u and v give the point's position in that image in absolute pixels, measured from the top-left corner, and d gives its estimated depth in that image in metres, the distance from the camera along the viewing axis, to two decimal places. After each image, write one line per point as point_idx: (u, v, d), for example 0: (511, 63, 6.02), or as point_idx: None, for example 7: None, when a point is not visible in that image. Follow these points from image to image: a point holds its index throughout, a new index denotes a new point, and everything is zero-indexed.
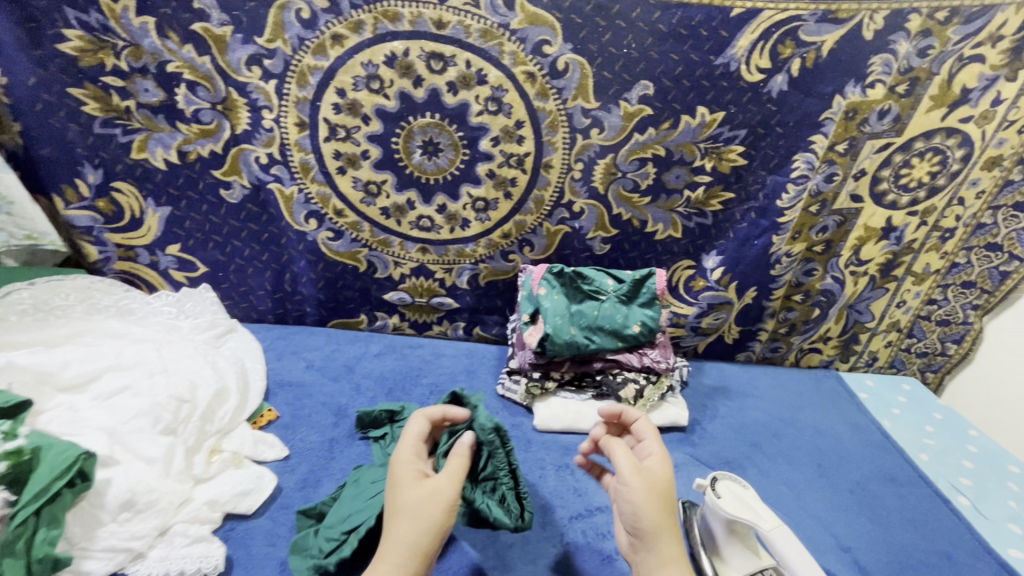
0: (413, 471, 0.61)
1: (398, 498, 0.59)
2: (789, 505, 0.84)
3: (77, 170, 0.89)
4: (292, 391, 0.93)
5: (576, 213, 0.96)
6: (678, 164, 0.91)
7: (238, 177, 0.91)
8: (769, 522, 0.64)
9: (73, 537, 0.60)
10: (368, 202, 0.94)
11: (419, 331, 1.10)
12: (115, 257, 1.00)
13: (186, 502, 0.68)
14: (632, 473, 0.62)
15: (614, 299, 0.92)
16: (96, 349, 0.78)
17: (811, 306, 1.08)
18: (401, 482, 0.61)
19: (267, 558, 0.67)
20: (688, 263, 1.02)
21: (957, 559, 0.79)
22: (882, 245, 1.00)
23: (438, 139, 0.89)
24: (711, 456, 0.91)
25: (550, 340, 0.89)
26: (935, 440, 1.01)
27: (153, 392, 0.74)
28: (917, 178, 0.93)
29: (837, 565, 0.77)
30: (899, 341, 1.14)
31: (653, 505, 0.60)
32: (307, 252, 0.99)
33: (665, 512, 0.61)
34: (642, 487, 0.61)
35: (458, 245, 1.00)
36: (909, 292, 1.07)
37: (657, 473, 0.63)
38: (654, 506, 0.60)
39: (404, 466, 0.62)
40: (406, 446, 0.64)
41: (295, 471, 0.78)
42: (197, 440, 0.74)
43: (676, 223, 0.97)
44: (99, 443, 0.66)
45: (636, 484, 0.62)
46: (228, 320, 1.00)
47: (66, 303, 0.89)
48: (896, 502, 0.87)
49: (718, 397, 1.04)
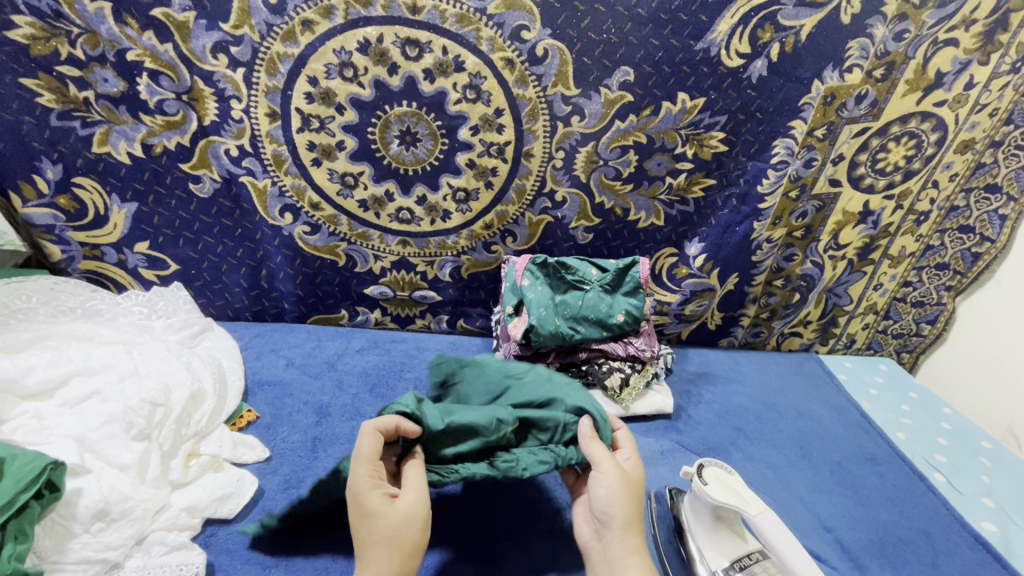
0: (376, 498, 0.57)
1: (370, 529, 0.56)
2: (773, 487, 0.86)
3: (34, 166, 0.85)
4: (272, 390, 0.91)
5: (558, 203, 0.95)
6: (660, 152, 0.90)
7: (207, 170, 0.88)
8: (755, 507, 0.65)
9: (43, 551, 0.57)
10: (345, 194, 0.92)
11: (402, 325, 1.09)
12: (80, 257, 0.96)
13: (163, 508, 0.66)
14: (613, 465, 0.64)
15: (598, 289, 0.92)
16: (62, 353, 0.75)
17: (791, 291, 1.09)
18: (368, 512, 0.56)
19: (251, 562, 0.65)
20: (671, 251, 1.02)
21: (934, 535, 0.82)
22: (860, 228, 1.01)
23: (415, 129, 0.86)
24: (696, 442, 0.92)
25: (535, 332, 0.88)
26: (911, 419, 1.03)
27: (124, 396, 0.71)
28: (893, 163, 0.94)
29: (821, 545, 0.78)
30: (876, 323, 1.16)
31: (628, 492, 0.64)
32: (283, 247, 0.97)
33: (634, 499, 0.64)
34: (619, 476, 0.64)
35: (439, 237, 0.98)
36: (885, 275, 1.09)
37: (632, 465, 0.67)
38: (631, 491, 0.64)
39: (367, 493, 0.57)
40: (358, 467, 0.58)
41: (277, 472, 0.76)
42: (174, 444, 0.71)
43: (659, 211, 0.97)
44: (68, 452, 0.64)
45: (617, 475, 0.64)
46: (202, 318, 0.96)
47: (28, 306, 0.84)
48: (875, 481, 0.89)
49: (702, 383, 1.05)
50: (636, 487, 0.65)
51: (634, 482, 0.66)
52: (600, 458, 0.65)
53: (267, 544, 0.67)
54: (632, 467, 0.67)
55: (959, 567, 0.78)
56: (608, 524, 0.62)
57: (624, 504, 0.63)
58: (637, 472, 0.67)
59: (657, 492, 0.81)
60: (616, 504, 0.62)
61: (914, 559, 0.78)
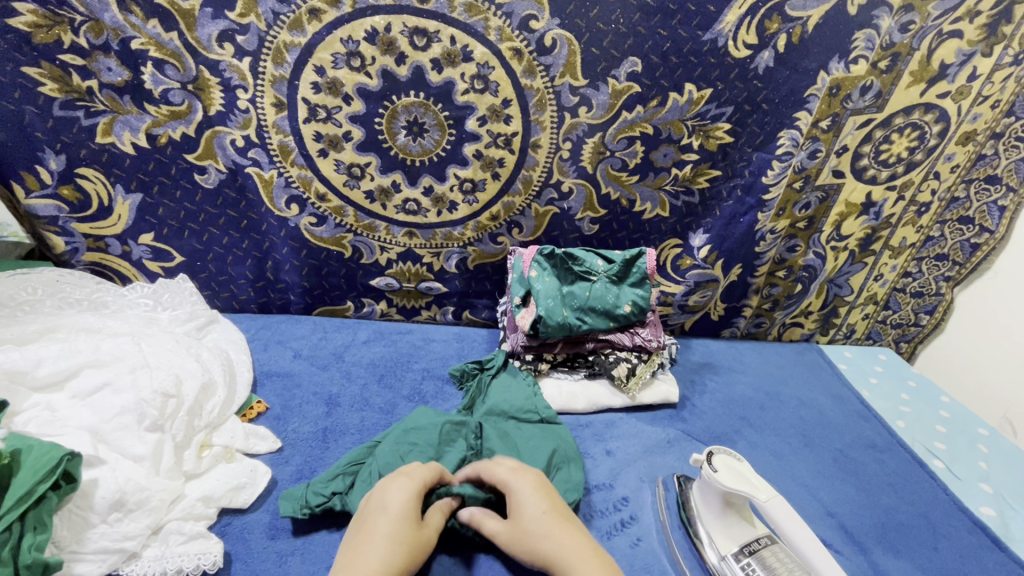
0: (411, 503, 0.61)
1: (390, 520, 0.59)
2: (777, 474, 0.87)
3: (37, 156, 0.84)
4: (281, 381, 0.91)
5: (565, 193, 0.95)
6: (666, 143, 0.91)
7: (213, 161, 0.87)
8: (765, 493, 0.66)
9: (61, 541, 0.58)
10: (351, 184, 0.91)
11: (407, 317, 1.09)
12: (83, 249, 0.95)
13: (179, 498, 0.66)
14: (506, 536, 0.62)
15: (605, 280, 0.92)
16: (71, 344, 0.75)
17: (794, 282, 1.11)
18: (391, 504, 0.60)
19: (267, 551, 0.66)
20: (675, 242, 1.02)
21: (934, 519, 0.83)
22: (862, 220, 1.02)
23: (423, 119, 0.86)
24: (702, 431, 0.93)
25: (543, 323, 0.88)
26: (910, 408, 1.05)
27: (136, 387, 0.71)
28: (896, 154, 0.94)
29: (825, 532, 0.79)
30: (876, 313, 1.18)
31: (535, 541, 0.60)
32: (289, 239, 0.96)
33: (554, 524, 0.61)
34: (517, 539, 0.61)
35: (446, 228, 0.98)
36: (886, 266, 1.10)
37: (530, 499, 0.64)
38: (536, 539, 0.60)
39: (401, 494, 0.62)
40: (399, 475, 0.65)
41: (289, 462, 0.77)
42: (187, 435, 0.71)
43: (664, 202, 0.97)
44: (82, 443, 0.64)
45: (514, 544, 0.62)
46: (208, 310, 0.96)
47: (33, 298, 0.84)
48: (876, 468, 0.91)
49: (706, 372, 1.06)
50: (549, 517, 0.62)
51: (544, 507, 0.64)
52: (496, 532, 0.63)
53: (283, 534, 0.68)
54: (529, 499, 0.64)
55: (958, 550, 0.79)
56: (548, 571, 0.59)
57: (537, 547, 0.60)
58: (537, 499, 0.64)
59: (665, 480, 0.82)
60: (534, 555, 0.60)
61: (916, 542, 0.79)
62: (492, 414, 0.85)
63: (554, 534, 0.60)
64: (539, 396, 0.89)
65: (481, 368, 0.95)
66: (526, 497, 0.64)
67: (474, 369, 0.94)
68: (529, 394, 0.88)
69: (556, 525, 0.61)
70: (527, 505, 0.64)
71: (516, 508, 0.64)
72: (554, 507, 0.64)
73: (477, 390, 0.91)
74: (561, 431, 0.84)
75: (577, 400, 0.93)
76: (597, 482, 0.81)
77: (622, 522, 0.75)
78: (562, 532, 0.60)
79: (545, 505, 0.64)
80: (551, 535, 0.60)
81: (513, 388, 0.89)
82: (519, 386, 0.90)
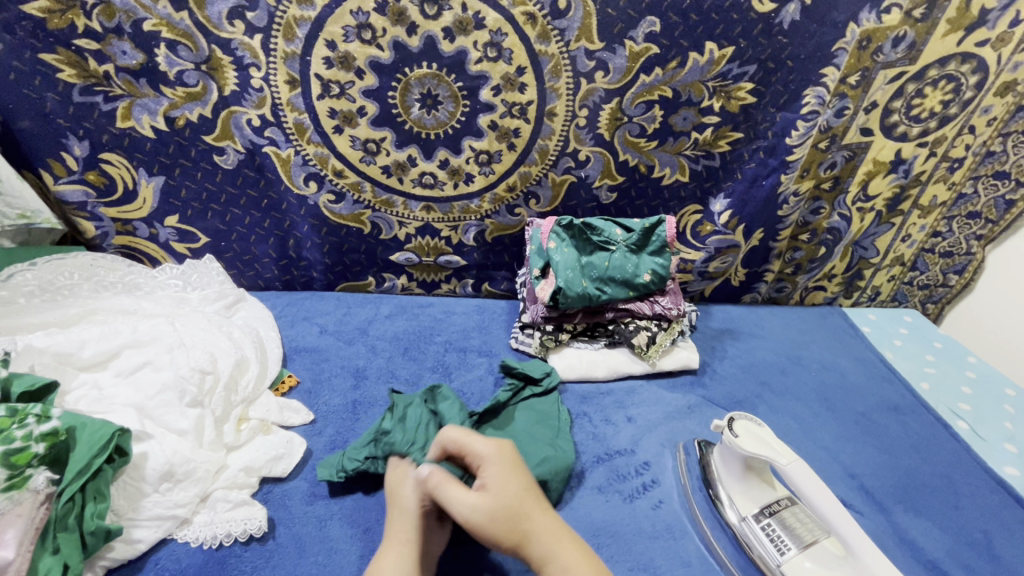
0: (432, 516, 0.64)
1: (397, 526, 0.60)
2: (798, 438, 0.88)
3: (62, 143, 0.86)
4: (310, 356, 0.94)
5: (582, 162, 0.93)
6: (686, 106, 0.88)
7: (231, 142, 0.88)
8: (786, 457, 0.66)
9: (120, 509, 0.62)
10: (367, 160, 0.91)
11: (427, 290, 1.10)
12: (113, 232, 0.98)
13: (222, 468, 0.70)
14: (478, 506, 0.58)
15: (624, 249, 0.92)
16: (111, 326, 0.78)
17: (817, 245, 1.08)
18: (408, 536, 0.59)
19: (308, 516, 0.70)
20: (695, 208, 1.01)
21: (957, 480, 0.84)
22: (890, 178, 0.99)
23: (436, 91, 0.85)
24: (723, 396, 0.94)
25: (563, 294, 0.89)
26: (935, 368, 1.04)
27: (175, 365, 0.75)
28: (928, 108, 0.90)
29: (845, 491, 0.81)
30: (902, 275, 1.16)
31: (515, 519, 0.58)
32: (309, 217, 0.98)
33: (532, 505, 0.60)
34: (494, 517, 0.58)
35: (463, 201, 0.97)
36: (914, 225, 1.07)
37: (507, 477, 0.61)
38: (515, 517, 0.58)
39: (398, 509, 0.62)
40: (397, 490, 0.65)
41: (323, 433, 0.80)
42: (225, 409, 0.75)
43: (684, 167, 0.95)
44: (130, 419, 0.68)
45: (485, 514, 0.58)
46: (236, 289, 0.98)
47: (71, 282, 0.87)
48: (899, 429, 0.91)
49: (726, 338, 1.06)
50: (527, 495, 0.61)
51: (523, 486, 0.61)
52: (462, 503, 0.58)
53: (321, 499, 0.72)
54: (506, 476, 0.62)
55: (980, 510, 0.80)
56: (528, 550, 0.57)
57: (515, 530, 0.58)
58: (513, 477, 0.62)
59: (686, 444, 0.84)
60: (511, 536, 0.58)
61: (936, 502, 0.80)
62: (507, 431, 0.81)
63: (535, 515, 0.59)
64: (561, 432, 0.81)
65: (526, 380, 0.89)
66: (501, 475, 0.61)
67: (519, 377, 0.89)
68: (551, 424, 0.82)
69: (534, 506, 0.60)
70: (497, 480, 0.61)
71: (492, 481, 0.61)
72: (530, 485, 0.62)
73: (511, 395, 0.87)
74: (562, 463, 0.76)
75: (597, 368, 0.94)
76: (619, 448, 0.83)
77: (644, 486, 0.78)
78: (544, 516, 0.60)
79: (519, 484, 0.61)
80: (532, 518, 0.59)
81: (542, 417, 0.83)
82: (551, 417, 0.84)
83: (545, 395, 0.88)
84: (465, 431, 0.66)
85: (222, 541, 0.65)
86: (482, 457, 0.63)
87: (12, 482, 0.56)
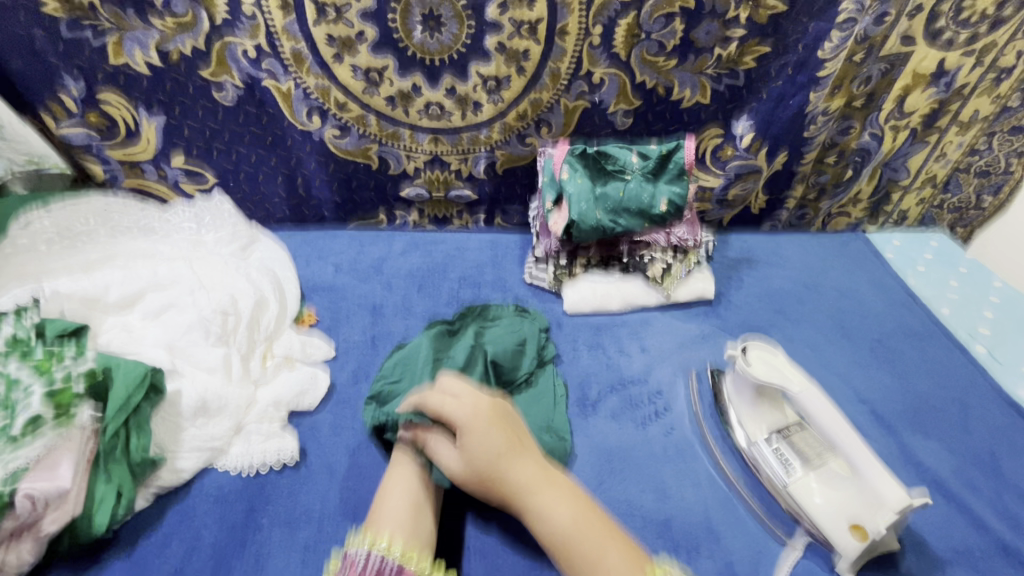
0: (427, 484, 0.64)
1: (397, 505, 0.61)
2: (810, 363, 0.89)
3: (57, 83, 0.84)
4: (327, 294, 0.95)
5: (596, 85, 0.88)
6: (709, 17, 0.81)
7: (228, 76, 0.85)
8: (798, 385, 0.66)
9: (162, 441, 0.67)
10: (370, 91, 0.87)
11: (440, 226, 1.09)
12: (122, 175, 0.96)
13: (253, 403, 0.74)
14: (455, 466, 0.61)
15: (639, 177, 0.89)
16: (132, 270, 0.80)
17: (845, 167, 1.03)
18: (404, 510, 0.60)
19: (336, 444, 0.74)
20: (716, 131, 0.95)
21: (968, 402, 0.85)
22: (930, 92, 0.92)
23: (439, 11, 0.79)
24: (738, 325, 0.94)
25: (576, 227, 0.88)
26: (958, 294, 1.02)
27: (198, 306, 0.77)
28: (980, 11, 0.82)
29: (856, 416, 0.82)
30: (933, 197, 1.10)
31: (488, 479, 0.60)
32: (315, 153, 0.95)
33: (508, 462, 0.60)
34: (471, 478, 0.60)
35: (472, 131, 0.94)
36: (951, 143, 1.00)
37: (479, 439, 0.61)
38: (488, 477, 0.60)
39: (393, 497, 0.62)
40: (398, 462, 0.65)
41: (345, 367, 0.83)
42: (250, 346, 0.78)
43: (705, 87, 0.89)
44: (160, 358, 0.72)
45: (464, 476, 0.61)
46: (249, 230, 0.98)
47: (87, 228, 0.88)
48: (914, 354, 0.91)
49: (744, 267, 1.04)
50: (501, 454, 0.60)
51: (497, 445, 0.60)
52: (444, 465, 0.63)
53: (348, 429, 0.76)
54: (480, 434, 0.61)
55: (989, 431, 0.81)
56: (514, 502, 0.60)
57: (496, 488, 0.60)
58: (484, 440, 0.61)
59: (698, 370, 0.86)
60: (494, 492, 0.60)
61: (946, 425, 0.82)
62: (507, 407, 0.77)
63: (511, 470, 0.60)
64: (559, 410, 0.78)
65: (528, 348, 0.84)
66: (473, 437, 0.61)
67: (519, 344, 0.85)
68: (547, 400, 0.78)
69: (510, 463, 0.60)
70: (471, 443, 0.61)
71: (465, 442, 0.61)
72: (508, 438, 0.62)
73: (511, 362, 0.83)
74: (558, 447, 0.73)
75: (611, 300, 0.94)
76: (632, 376, 0.85)
77: (656, 413, 0.80)
78: (521, 469, 0.60)
79: (490, 446, 0.60)
80: (508, 474, 0.59)
81: (537, 397, 0.79)
82: (548, 392, 0.79)
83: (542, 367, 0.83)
84: (439, 393, 0.64)
85: (259, 469, 0.69)
86: (455, 414, 0.62)
87: (59, 419, 0.61)
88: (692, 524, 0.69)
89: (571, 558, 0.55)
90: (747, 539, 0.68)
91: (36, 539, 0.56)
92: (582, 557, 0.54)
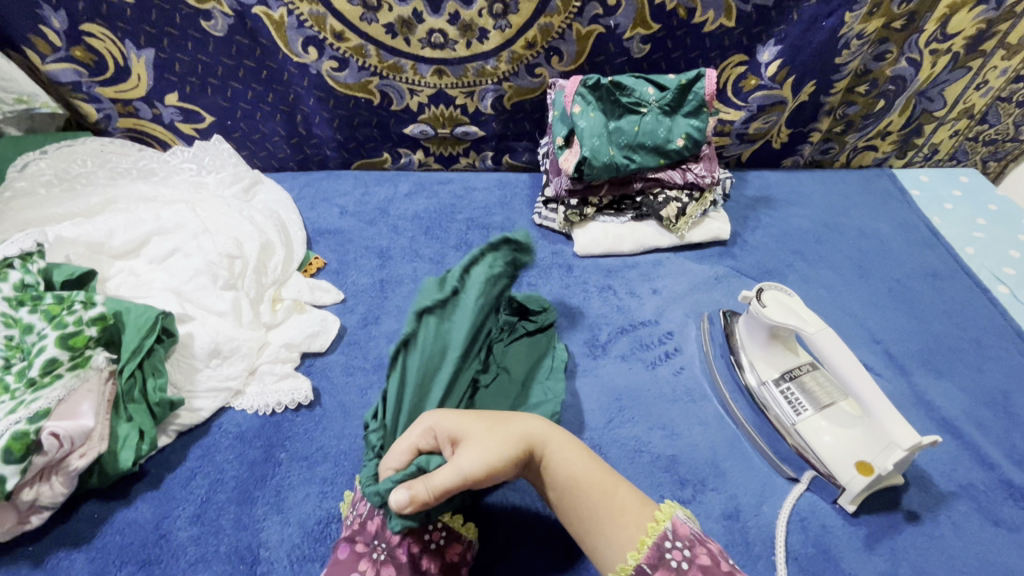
0: None
1: None
2: (825, 305, 0.87)
3: (37, 14, 0.79)
4: (333, 237, 0.94)
5: (611, 7, 0.81)
6: None
7: (216, 3, 0.79)
8: (814, 326, 0.65)
9: (178, 382, 0.68)
10: (368, 18, 0.82)
11: (445, 166, 1.05)
12: (115, 115, 0.93)
13: (265, 345, 0.74)
14: (474, 451, 0.53)
15: (656, 111, 0.84)
16: (135, 215, 0.78)
17: (875, 98, 0.96)
18: None
19: (349, 385, 0.75)
20: (740, 59, 0.88)
21: (985, 343, 0.83)
22: (977, 11, 0.84)
23: None
24: (752, 267, 0.92)
25: (588, 164, 0.83)
26: (984, 233, 0.98)
27: (202, 251, 0.76)
28: None
29: (869, 357, 0.81)
30: (968, 129, 1.03)
31: (504, 433, 0.56)
32: (313, 89, 0.90)
33: (504, 415, 0.59)
34: (493, 446, 0.54)
35: (478, 62, 0.88)
36: (994, 69, 0.93)
37: (466, 417, 0.57)
38: (503, 432, 0.56)
39: None
40: None
41: (354, 311, 0.83)
42: (259, 291, 0.77)
43: (730, 8, 0.82)
44: (170, 303, 0.72)
45: (490, 448, 0.54)
46: (250, 171, 0.95)
47: (86, 170, 0.86)
48: (934, 295, 0.89)
49: (761, 207, 1.01)
50: (490, 415, 0.58)
51: (484, 412, 0.59)
52: (464, 466, 0.52)
53: (359, 371, 0.76)
54: (465, 414, 0.58)
55: (1004, 371, 0.80)
56: (536, 450, 0.57)
57: (515, 435, 0.56)
58: (472, 416, 0.57)
59: (711, 314, 0.84)
60: (518, 446, 0.55)
61: (960, 364, 0.81)
62: (502, 377, 0.73)
63: (509, 418, 0.58)
64: (556, 374, 0.75)
65: (521, 316, 0.79)
66: (460, 419, 0.57)
67: (514, 310, 0.78)
68: (542, 367, 0.76)
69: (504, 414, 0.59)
70: (465, 425, 0.56)
71: (460, 428, 0.56)
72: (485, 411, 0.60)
73: (508, 329, 0.77)
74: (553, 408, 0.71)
75: (623, 242, 0.91)
76: (643, 319, 0.84)
77: (666, 354, 0.80)
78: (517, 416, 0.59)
79: (481, 414, 0.58)
80: (511, 421, 0.58)
81: (539, 358, 0.76)
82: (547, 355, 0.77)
83: (542, 330, 0.79)
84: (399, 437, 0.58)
85: (275, 409, 0.71)
86: (427, 422, 0.57)
87: (75, 362, 0.62)
88: (699, 461, 0.70)
89: (596, 469, 0.57)
90: (752, 475, 0.69)
91: (65, 475, 0.59)
92: (603, 468, 0.58)
